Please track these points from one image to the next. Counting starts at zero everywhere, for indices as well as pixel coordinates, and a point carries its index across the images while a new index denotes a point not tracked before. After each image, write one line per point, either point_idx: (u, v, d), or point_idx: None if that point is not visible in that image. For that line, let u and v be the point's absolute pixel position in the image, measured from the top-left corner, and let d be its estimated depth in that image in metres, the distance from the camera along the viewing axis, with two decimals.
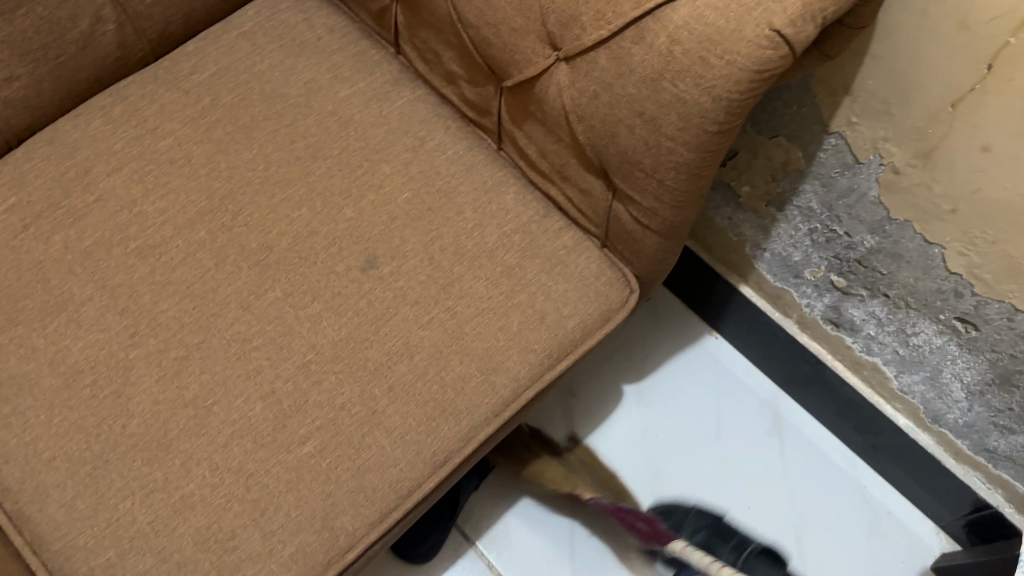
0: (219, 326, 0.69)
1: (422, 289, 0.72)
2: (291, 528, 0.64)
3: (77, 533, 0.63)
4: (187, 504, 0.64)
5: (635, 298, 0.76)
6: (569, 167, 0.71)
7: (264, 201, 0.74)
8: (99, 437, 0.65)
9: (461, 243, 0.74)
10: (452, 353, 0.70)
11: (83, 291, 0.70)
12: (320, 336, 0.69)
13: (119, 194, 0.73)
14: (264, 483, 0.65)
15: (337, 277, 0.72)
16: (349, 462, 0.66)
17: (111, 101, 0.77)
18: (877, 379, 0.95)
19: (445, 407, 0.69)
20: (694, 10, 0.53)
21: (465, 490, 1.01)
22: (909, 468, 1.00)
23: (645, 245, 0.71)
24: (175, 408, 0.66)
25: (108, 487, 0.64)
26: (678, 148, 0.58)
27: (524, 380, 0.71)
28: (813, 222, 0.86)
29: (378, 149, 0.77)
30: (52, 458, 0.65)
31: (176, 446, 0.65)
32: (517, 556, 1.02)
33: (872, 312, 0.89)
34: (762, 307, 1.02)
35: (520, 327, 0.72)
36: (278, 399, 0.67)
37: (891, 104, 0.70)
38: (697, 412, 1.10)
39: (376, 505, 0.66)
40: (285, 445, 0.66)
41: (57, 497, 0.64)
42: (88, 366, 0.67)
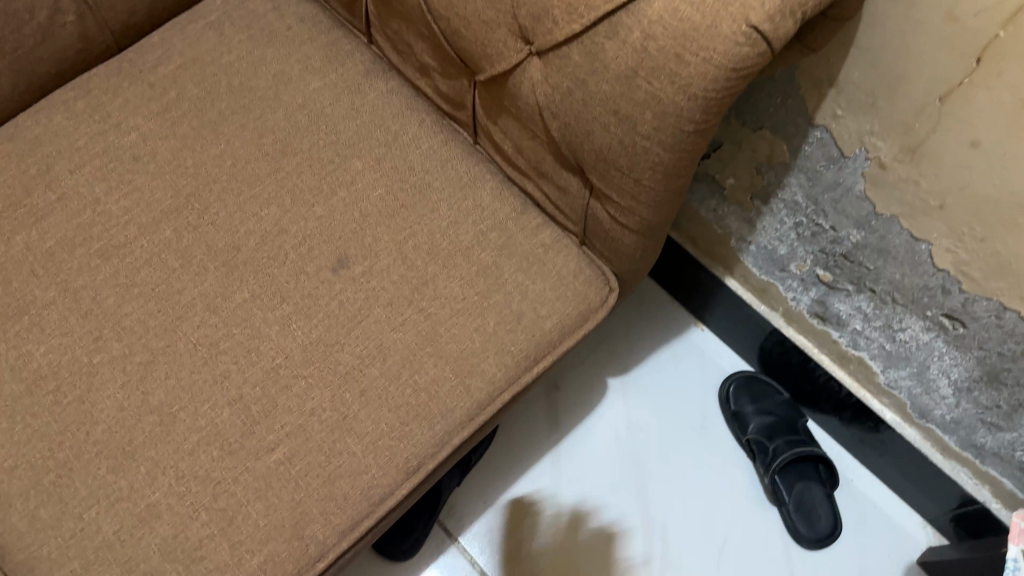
0: (186, 329, 0.67)
1: (395, 289, 0.70)
2: (260, 537, 0.62)
3: (40, 543, 0.61)
4: (153, 514, 0.62)
5: (614, 296, 0.75)
6: (545, 163, 0.69)
7: (232, 199, 0.72)
8: (62, 445, 0.64)
9: (436, 241, 0.72)
10: (425, 356, 0.69)
11: (45, 293, 0.68)
12: (290, 339, 0.68)
13: (82, 192, 0.71)
14: (232, 492, 0.63)
15: (307, 278, 0.70)
16: (319, 469, 0.64)
17: (74, 95, 0.75)
18: (864, 373, 0.93)
19: (418, 411, 0.67)
20: (669, 4, 0.50)
21: (446, 485, 0.97)
22: (897, 462, 0.99)
23: (624, 244, 0.69)
24: (141, 415, 0.65)
25: (72, 496, 0.62)
26: (655, 147, 0.56)
27: (500, 383, 0.69)
28: (799, 216, 0.84)
29: (350, 144, 0.74)
30: (13, 467, 0.63)
31: (141, 454, 0.64)
32: (500, 551, 1.00)
33: (858, 307, 0.87)
34: (748, 300, 1.00)
35: (496, 328, 0.70)
36: (246, 405, 0.66)
37: (877, 97, 0.68)
38: (680, 406, 1.09)
39: (348, 513, 0.64)
40: (253, 452, 0.64)
41: (20, 507, 0.62)
42: (51, 372, 0.66)
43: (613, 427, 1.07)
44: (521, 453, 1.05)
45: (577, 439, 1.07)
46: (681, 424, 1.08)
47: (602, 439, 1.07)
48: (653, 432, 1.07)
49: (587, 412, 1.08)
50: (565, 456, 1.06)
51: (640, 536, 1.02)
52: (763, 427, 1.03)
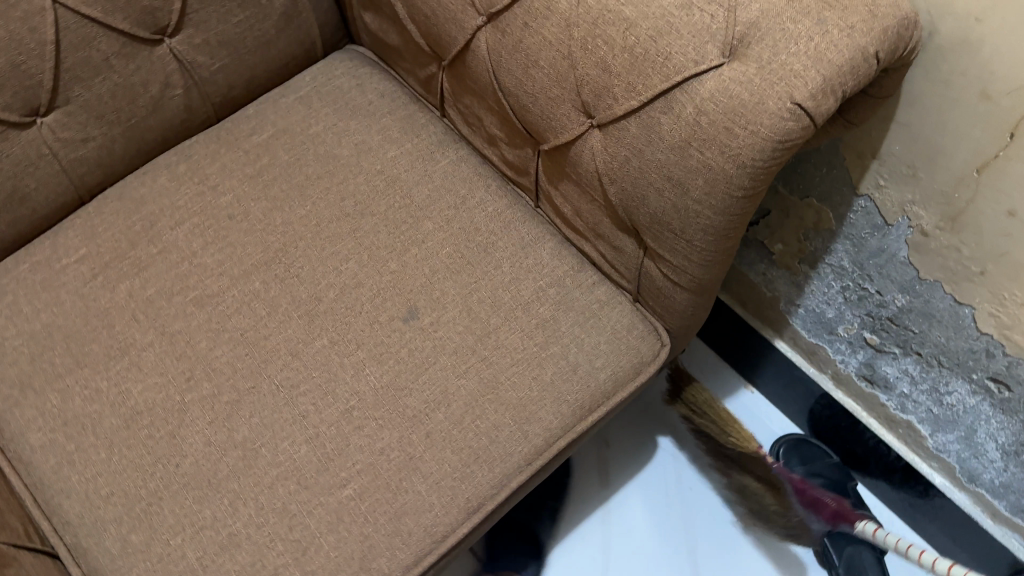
0: (269, 372, 0.73)
1: (460, 340, 0.75)
2: (330, 568, 0.67)
3: (130, 565, 0.67)
4: (233, 542, 0.67)
5: (666, 351, 0.79)
6: (602, 226, 0.74)
7: (315, 254, 0.78)
8: (153, 476, 0.69)
9: (499, 295, 0.78)
10: (487, 402, 0.73)
11: (144, 336, 0.74)
12: (363, 383, 0.73)
13: (181, 246, 0.78)
14: (306, 524, 0.68)
15: (381, 326, 0.76)
16: (387, 505, 0.69)
17: (176, 160, 0.83)
18: (912, 437, 0.95)
19: (479, 454, 0.72)
20: (720, 83, 0.56)
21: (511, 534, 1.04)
22: (947, 527, 0.99)
23: (675, 301, 0.73)
24: (226, 449, 0.70)
25: (161, 522, 0.68)
26: (706, 211, 0.61)
27: (555, 430, 0.74)
28: (845, 280, 0.87)
29: (422, 207, 0.81)
30: (110, 494, 0.69)
31: (225, 486, 0.69)
32: None
33: (905, 370, 0.89)
34: (797, 362, 1.03)
35: (554, 378, 0.75)
36: (322, 442, 0.71)
37: (917, 169, 0.72)
38: None
39: (412, 548, 0.68)
40: (327, 487, 0.69)
41: (114, 532, 0.68)
42: (147, 408, 0.72)
43: (663, 485, 1.10)
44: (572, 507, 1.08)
45: (626, 495, 1.10)
46: None
47: (652, 497, 1.09)
48: (702, 493, 1.09)
49: (636, 470, 1.11)
50: (615, 511, 1.08)
51: None
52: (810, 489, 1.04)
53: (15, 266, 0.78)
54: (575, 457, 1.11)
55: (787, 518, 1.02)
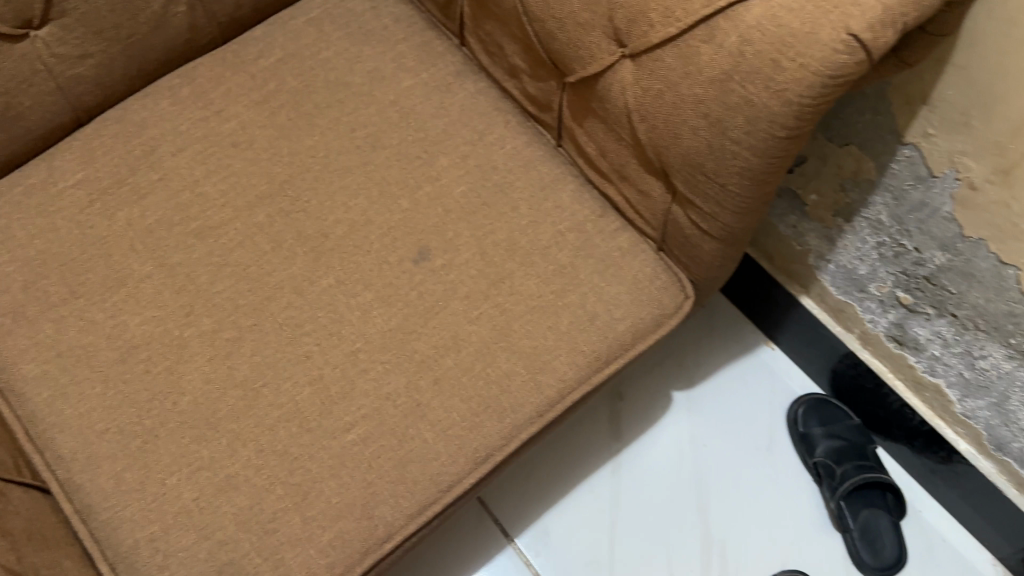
0: (273, 310, 0.70)
1: (472, 284, 0.72)
2: (331, 514, 0.64)
3: (124, 504, 0.64)
4: (231, 484, 0.65)
5: (690, 303, 0.75)
6: (628, 167, 0.70)
7: (322, 187, 0.74)
8: (150, 413, 0.66)
9: (515, 239, 0.73)
10: (499, 350, 0.70)
11: (142, 268, 0.71)
12: (370, 326, 0.70)
13: (182, 173, 0.74)
14: (307, 468, 0.65)
15: (389, 267, 0.72)
16: (391, 452, 0.67)
17: (179, 83, 0.79)
18: (939, 402, 0.91)
19: (489, 403, 0.69)
20: (768, 10, 0.51)
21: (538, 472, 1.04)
22: (968, 494, 0.96)
23: (703, 250, 0.69)
24: (225, 388, 0.67)
25: (156, 461, 0.65)
26: (744, 152, 0.57)
27: (570, 382, 0.70)
28: (881, 235, 0.83)
29: (436, 142, 0.76)
30: (104, 430, 0.66)
31: (224, 426, 0.66)
32: (555, 555, 1.01)
33: (938, 332, 0.85)
34: (823, 320, 0.99)
35: (570, 328, 0.71)
36: (326, 385, 0.68)
37: (971, 116, 0.67)
38: (745, 426, 1.07)
39: (416, 497, 0.66)
40: (330, 431, 0.67)
41: (108, 469, 0.65)
42: (144, 342, 0.69)
43: (676, 441, 1.07)
44: (581, 460, 1.06)
45: (637, 450, 1.07)
46: (747, 445, 1.06)
47: (665, 453, 1.06)
48: (716, 450, 1.06)
49: (649, 425, 1.08)
50: (626, 466, 1.06)
51: (698, 554, 1.01)
52: (831, 451, 1.01)
53: (10, 189, 0.75)
54: (587, 409, 1.08)
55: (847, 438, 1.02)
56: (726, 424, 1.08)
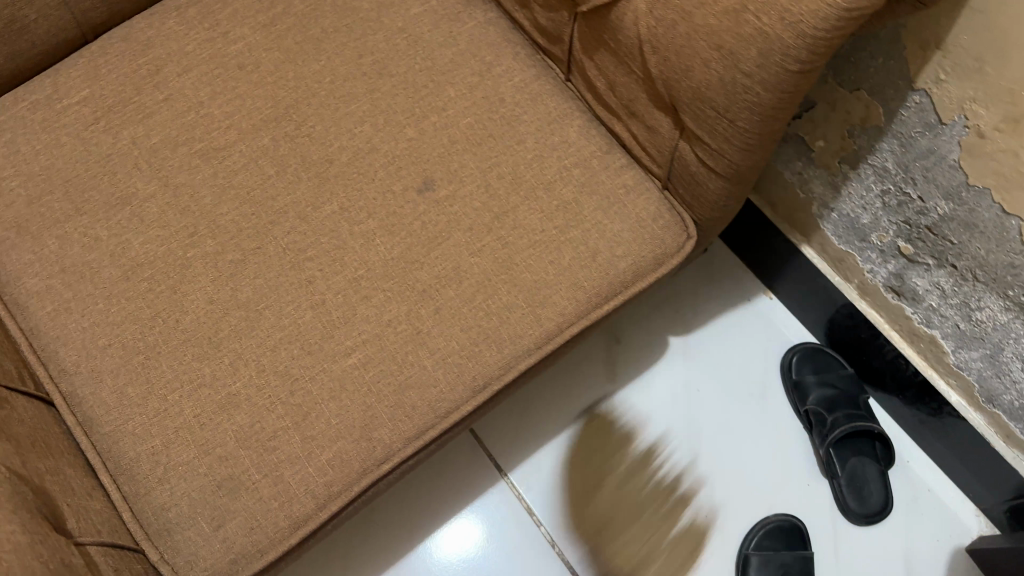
0: (276, 234, 0.70)
1: (476, 216, 0.72)
2: (330, 434, 0.66)
3: (126, 418, 0.65)
4: (232, 402, 0.66)
5: (692, 244, 0.74)
6: (637, 103, 0.69)
7: (328, 113, 0.74)
8: (152, 330, 0.67)
9: (520, 172, 0.73)
10: (500, 282, 0.71)
11: (146, 187, 0.71)
12: (373, 253, 0.70)
13: (187, 94, 0.74)
14: (308, 390, 0.67)
15: (393, 196, 0.72)
16: (391, 377, 0.68)
17: (186, 2, 0.77)
18: (934, 353, 0.92)
19: (489, 333, 0.69)
20: None
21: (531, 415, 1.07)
22: (955, 446, 0.98)
23: (708, 189, 0.69)
24: (227, 309, 0.68)
25: (158, 378, 0.66)
26: (755, 87, 0.56)
27: (569, 316, 0.71)
28: (886, 183, 0.83)
29: (444, 71, 0.76)
30: (107, 345, 0.67)
31: (225, 345, 0.67)
32: (547, 490, 1.04)
33: (936, 283, 0.86)
34: (823, 270, 1.00)
35: (571, 263, 0.71)
36: (328, 310, 0.69)
37: (985, 62, 0.65)
38: (739, 373, 1.09)
39: (414, 422, 0.67)
40: (331, 354, 0.68)
41: (109, 383, 0.66)
42: (147, 261, 0.69)
43: (669, 386, 1.08)
44: (576, 401, 1.08)
45: (631, 393, 1.08)
46: (739, 392, 1.08)
47: (659, 397, 1.08)
48: (709, 395, 1.08)
49: (644, 368, 1.09)
50: (619, 408, 1.07)
51: (687, 496, 1.03)
52: (822, 399, 1.02)
53: (15, 104, 0.74)
54: (581, 347, 1.10)
55: (838, 386, 1.03)
56: (720, 370, 1.09)
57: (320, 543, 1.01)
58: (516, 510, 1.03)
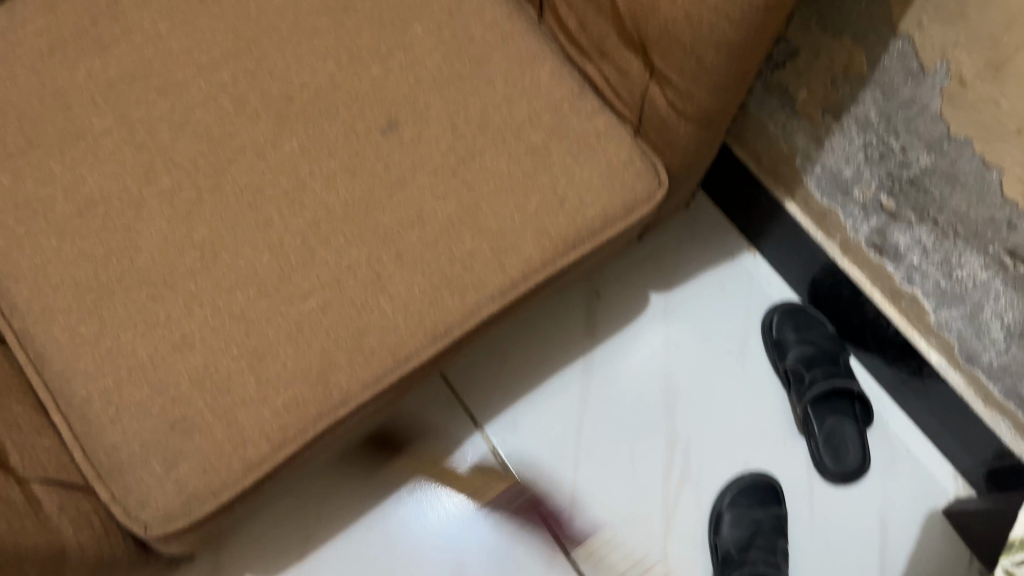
0: (234, 173, 0.68)
1: (440, 158, 0.70)
2: (286, 377, 0.65)
3: (78, 357, 0.64)
4: (186, 343, 0.65)
5: (662, 193, 0.72)
6: (608, 42, 0.67)
7: (290, 50, 0.72)
8: (106, 268, 0.66)
9: (487, 115, 0.71)
10: (464, 227, 0.69)
11: (103, 122, 0.69)
12: (333, 195, 0.69)
13: (146, 28, 0.72)
14: (265, 332, 0.66)
15: (356, 136, 0.70)
16: (349, 322, 0.66)
17: None
18: (915, 312, 0.90)
19: (451, 280, 0.68)
20: None
21: (508, 370, 1.06)
22: (935, 407, 0.97)
23: (679, 134, 0.67)
24: (183, 249, 0.67)
25: (111, 317, 0.65)
26: (722, 21, 0.54)
27: (534, 263, 0.69)
28: (869, 135, 0.80)
29: (411, 9, 0.73)
30: (60, 283, 0.66)
31: (181, 285, 0.66)
32: (522, 443, 1.03)
33: (918, 239, 0.84)
34: (806, 227, 0.97)
35: (538, 210, 0.69)
36: (286, 252, 0.67)
37: (967, 5, 0.63)
38: (719, 331, 1.07)
39: (373, 367, 0.66)
40: (288, 297, 0.66)
41: (62, 321, 0.65)
42: (102, 198, 0.67)
43: (649, 343, 1.07)
44: (553, 356, 1.07)
45: (609, 349, 1.07)
46: (718, 350, 1.06)
47: (638, 352, 1.06)
48: (689, 352, 1.06)
49: (624, 324, 1.08)
50: (597, 363, 1.06)
51: (663, 452, 1.02)
52: (802, 357, 1.01)
53: None
54: (556, 296, 1.08)
55: (819, 345, 1.02)
56: (701, 327, 1.07)
57: (285, 486, 1.00)
58: (490, 463, 1.02)
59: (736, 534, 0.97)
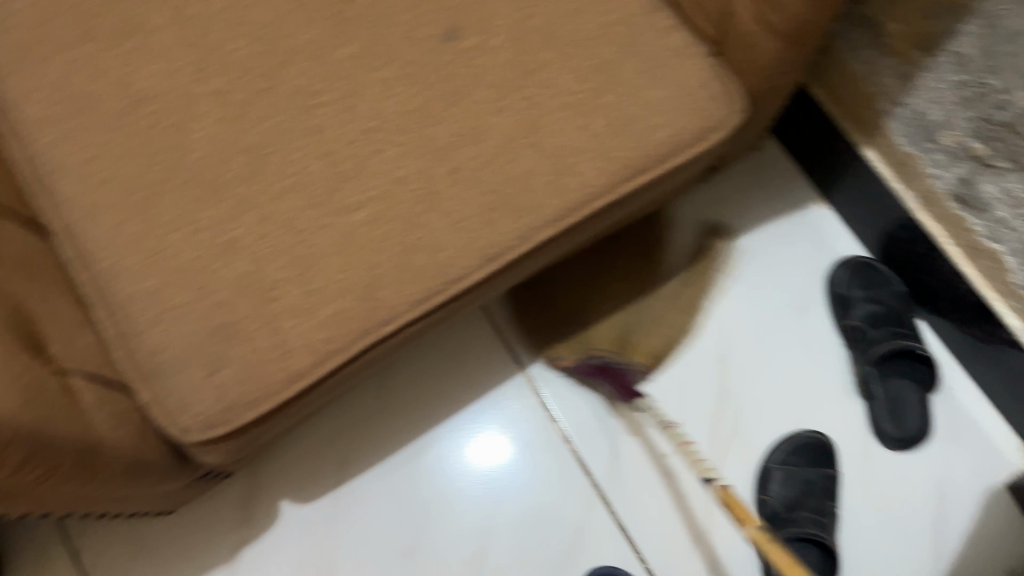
0: (287, 76, 0.66)
1: (502, 71, 0.66)
2: (332, 290, 0.63)
3: (122, 257, 0.63)
4: (231, 249, 0.63)
5: (739, 117, 0.67)
6: None
7: None
8: (153, 167, 0.64)
9: (555, 27, 0.67)
10: (523, 146, 0.65)
11: (156, 18, 0.67)
12: (389, 104, 0.65)
13: None
14: (311, 242, 0.63)
15: (415, 43, 0.66)
16: (398, 237, 0.63)
17: None
18: (994, 272, 0.85)
19: (507, 200, 0.64)
20: None
21: (557, 310, 1.02)
22: (1007, 376, 0.92)
23: (763, 50, 0.66)
24: (232, 152, 0.64)
25: (157, 217, 0.63)
26: None
27: (596, 188, 0.65)
28: (966, 72, 0.77)
29: None
30: (106, 180, 0.64)
31: (228, 189, 0.63)
32: (567, 387, 1.00)
33: (1009, 189, 0.79)
34: (883, 176, 0.91)
35: (603, 131, 0.65)
36: (337, 161, 0.64)
37: None
38: (781, 283, 1.02)
39: (421, 285, 0.63)
40: (337, 207, 0.63)
41: (107, 219, 0.63)
42: (152, 96, 0.65)
43: (706, 290, 1.02)
44: (603, 298, 1.03)
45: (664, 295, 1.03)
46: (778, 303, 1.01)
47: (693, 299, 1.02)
48: (747, 303, 1.02)
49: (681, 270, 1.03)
50: (650, 309, 1.02)
51: (713, 404, 0.98)
52: (868, 316, 0.97)
53: None
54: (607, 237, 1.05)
55: (886, 303, 0.97)
56: (762, 278, 1.02)
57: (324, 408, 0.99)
58: (531, 405, 1.00)
59: (784, 492, 0.93)
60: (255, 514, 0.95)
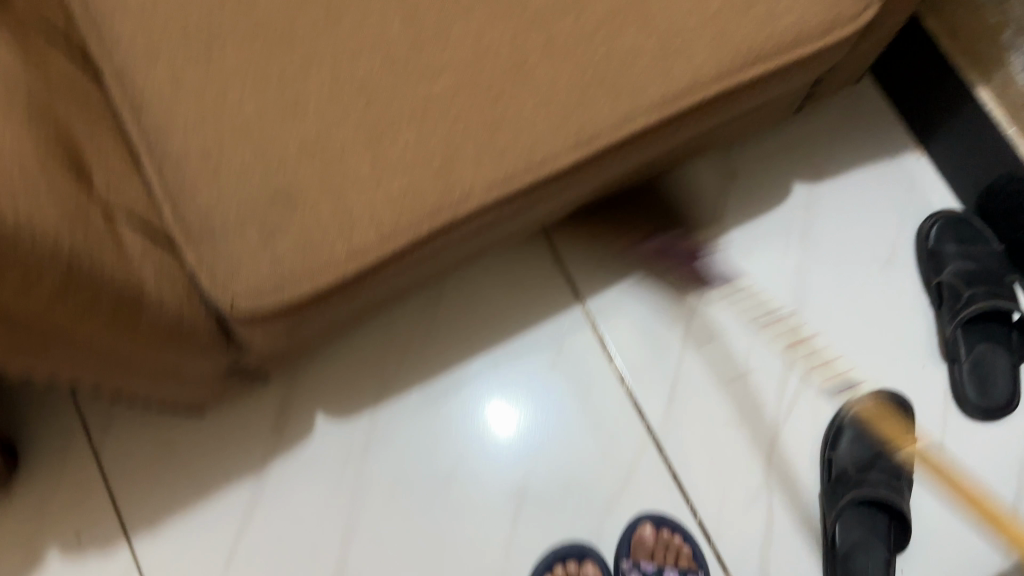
0: None
1: None
2: (404, 162, 0.56)
3: (178, 104, 0.57)
4: (298, 105, 0.57)
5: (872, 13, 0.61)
6: None
7: None
8: (221, 12, 0.58)
9: None
10: (630, 19, 0.58)
11: None
12: None
13: None
14: (386, 107, 0.57)
15: None
16: (481, 109, 0.57)
17: None
18: None
19: (605, 79, 0.58)
20: None
21: (625, 241, 0.95)
22: None
23: None
24: (308, 3, 0.59)
25: (220, 65, 0.57)
26: None
27: (706, 75, 0.58)
28: None
29: None
30: (168, 20, 0.58)
31: (299, 42, 0.58)
32: (627, 323, 0.94)
33: None
34: (997, 119, 0.84)
35: (719, 11, 0.59)
36: (420, 22, 0.58)
37: None
38: (866, 233, 0.95)
39: (504, 166, 0.57)
40: (417, 71, 0.57)
41: (166, 62, 0.58)
42: None
43: (785, 235, 0.95)
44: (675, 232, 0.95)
45: (738, 236, 0.95)
46: (861, 254, 0.94)
47: (770, 243, 0.95)
48: (828, 251, 0.95)
49: (760, 211, 0.96)
50: (723, 249, 0.95)
51: (783, 355, 0.92)
52: (961, 273, 0.90)
53: None
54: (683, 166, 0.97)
55: (981, 262, 0.90)
56: (847, 226, 0.95)
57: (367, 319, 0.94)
58: (587, 338, 0.93)
59: (854, 451, 0.87)
60: (289, 423, 0.92)
